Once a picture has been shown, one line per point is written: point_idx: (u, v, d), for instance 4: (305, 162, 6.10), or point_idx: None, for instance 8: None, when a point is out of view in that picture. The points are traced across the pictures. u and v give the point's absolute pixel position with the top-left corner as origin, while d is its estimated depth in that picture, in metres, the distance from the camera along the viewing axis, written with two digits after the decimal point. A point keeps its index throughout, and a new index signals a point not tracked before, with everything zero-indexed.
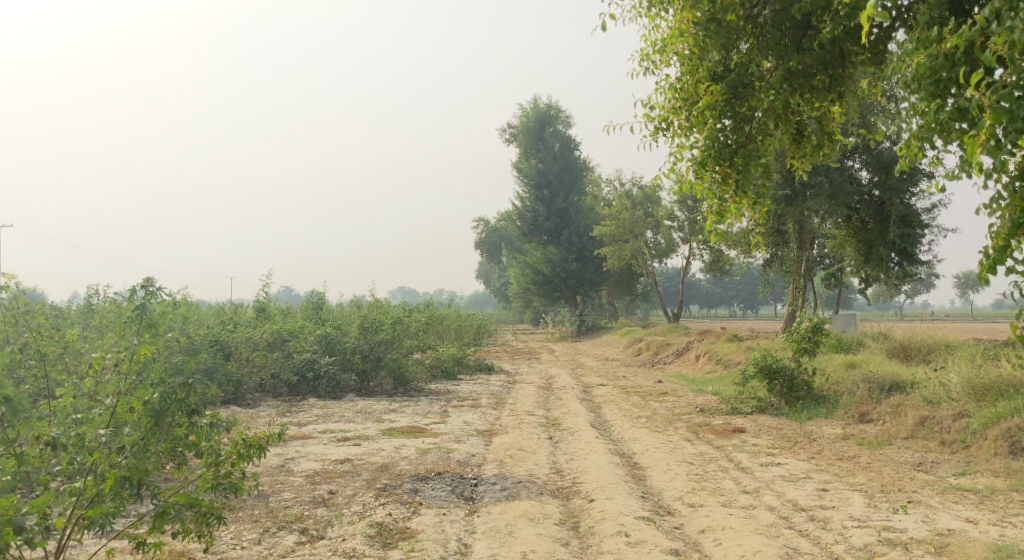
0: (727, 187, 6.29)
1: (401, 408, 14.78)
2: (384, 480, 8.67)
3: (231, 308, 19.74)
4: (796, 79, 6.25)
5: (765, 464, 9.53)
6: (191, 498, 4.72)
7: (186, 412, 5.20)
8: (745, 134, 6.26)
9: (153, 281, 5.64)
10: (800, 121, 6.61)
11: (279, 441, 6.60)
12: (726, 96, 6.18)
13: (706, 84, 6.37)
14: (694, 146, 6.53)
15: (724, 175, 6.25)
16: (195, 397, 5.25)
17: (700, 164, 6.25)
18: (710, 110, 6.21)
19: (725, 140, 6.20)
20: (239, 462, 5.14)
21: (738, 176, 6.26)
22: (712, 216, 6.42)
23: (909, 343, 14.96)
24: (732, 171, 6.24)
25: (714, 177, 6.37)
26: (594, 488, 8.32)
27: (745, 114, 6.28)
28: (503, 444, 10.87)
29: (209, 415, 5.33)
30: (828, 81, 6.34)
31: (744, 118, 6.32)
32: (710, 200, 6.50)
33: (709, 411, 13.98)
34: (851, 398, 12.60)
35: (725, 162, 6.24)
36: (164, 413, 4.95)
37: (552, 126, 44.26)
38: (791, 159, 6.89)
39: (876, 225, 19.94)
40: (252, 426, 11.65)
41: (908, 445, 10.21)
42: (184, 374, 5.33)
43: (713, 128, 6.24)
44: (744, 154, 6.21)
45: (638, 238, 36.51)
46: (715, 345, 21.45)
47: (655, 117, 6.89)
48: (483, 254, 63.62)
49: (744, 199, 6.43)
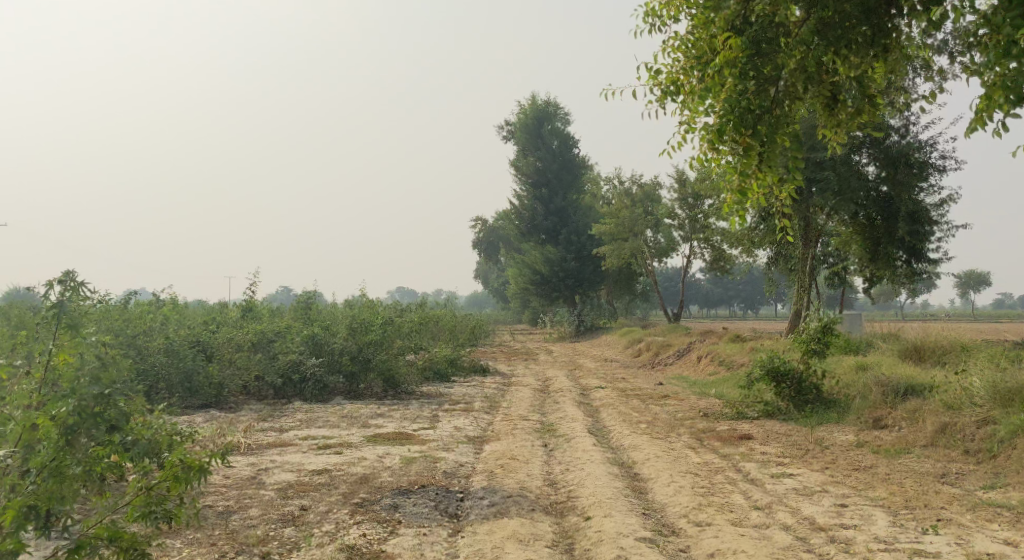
0: (749, 161, 5.48)
1: (389, 412, 14.04)
2: (362, 493, 7.96)
3: (217, 308, 18.96)
4: (831, 32, 5.60)
5: (776, 476, 8.81)
6: (113, 531, 4.17)
7: (106, 431, 4.91)
8: (769, 99, 5.51)
9: (73, 276, 5.17)
10: (835, 83, 5.86)
11: (224, 456, 6.04)
12: (749, 52, 5.53)
13: (724, 37, 5.56)
14: (707, 114, 5.71)
15: (746, 146, 5.45)
16: (117, 412, 4.98)
17: (717, 134, 5.48)
18: (730, 67, 5.52)
19: (747, 103, 5.43)
20: (174, 486, 4.63)
21: (761, 147, 5.49)
22: (732, 200, 5.52)
23: (922, 344, 14.26)
24: (755, 141, 5.46)
25: (732, 150, 5.59)
26: (591, 503, 7.60)
27: (769, 74, 5.57)
28: (494, 453, 10.15)
29: (134, 432, 5.05)
30: (871, 34, 5.66)
31: (768, 81, 5.61)
32: (729, 178, 5.66)
33: (713, 416, 13.25)
34: (864, 403, 11.89)
35: (747, 130, 5.46)
36: (76, 431, 4.60)
37: (551, 123, 43.43)
38: (822, 131, 6.09)
39: (883, 221, 19.16)
40: (227, 433, 10.88)
41: (929, 453, 9.52)
42: (105, 384, 4.95)
43: (732, 90, 5.49)
44: (769, 121, 5.47)
45: (638, 237, 35.77)
46: (719, 345, 20.77)
47: (662, 81, 6.14)
48: (482, 254, 62.78)
49: (768, 176, 5.58)
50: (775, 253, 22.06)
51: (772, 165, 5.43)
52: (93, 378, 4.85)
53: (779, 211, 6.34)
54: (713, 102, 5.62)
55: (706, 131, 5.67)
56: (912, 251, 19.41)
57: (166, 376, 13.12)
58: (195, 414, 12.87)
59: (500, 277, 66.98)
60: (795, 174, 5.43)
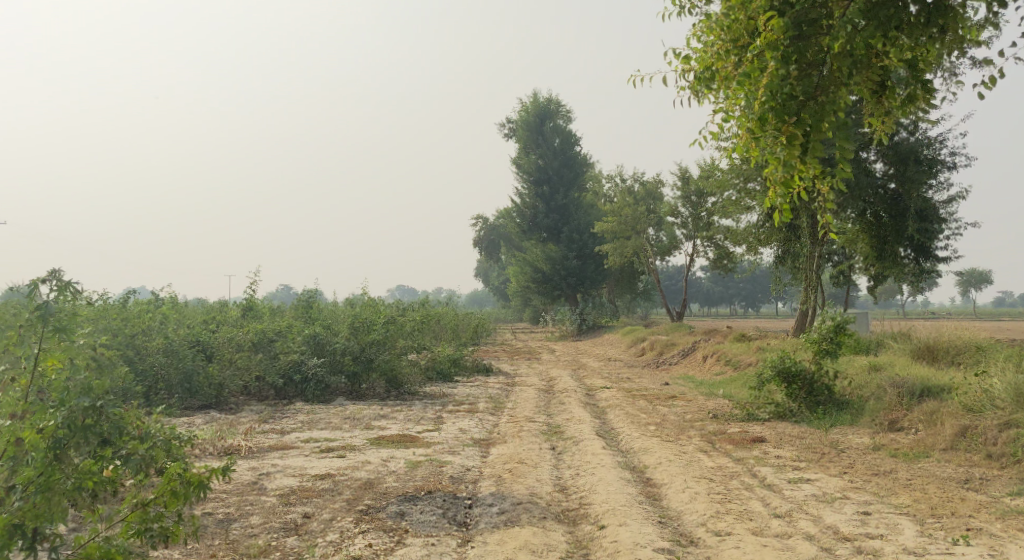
0: (792, 151, 5.05)
1: (392, 413, 13.74)
2: (367, 500, 7.69)
3: (217, 307, 18.66)
4: (881, 11, 5.09)
5: (794, 481, 8.53)
6: (106, 551, 3.99)
7: (97, 443, 4.68)
8: (812, 84, 5.09)
9: (60, 275, 4.88)
10: (884, 68, 5.35)
11: (224, 472, 5.77)
12: (791, 33, 5.08)
13: (764, 18, 5.15)
14: (744, 101, 5.28)
15: (789, 135, 5.03)
16: (108, 423, 4.73)
17: (759, 122, 5.04)
18: (771, 50, 5.06)
19: (791, 88, 5.00)
20: (172, 503, 4.37)
21: (805, 136, 5.06)
22: (772, 196, 5.12)
23: (935, 344, 13.98)
24: (799, 130, 5.03)
25: (774, 139, 5.16)
26: (604, 511, 7.33)
27: (811, 59, 5.14)
28: (501, 457, 9.86)
29: (125, 443, 4.80)
30: (925, 14, 5.13)
31: (811, 66, 5.18)
32: (771, 170, 5.23)
33: (723, 417, 12.97)
34: (878, 404, 11.63)
35: (790, 118, 5.05)
36: (63, 444, 4.40)
37: (552, 120, 43.07)
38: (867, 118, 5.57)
39: (891, 219, 18.82)
40: (226, 435, 10.60)
41: (949, 458, 9.26)
42: (95, 393, 4.70)
43: (774, 74, 5.05)
44: (814, 108, 5.03)
45: (641, 235, 35.49)
46: (724, 345, 20.47)
47: (696, 67, 5.73)
48: (482, 252, 62.50)
49: (811, 168, 5.16)
50: (780, 251, 21.73)
51: (817, 155, 5.00)
52: (83, 386, 4.62)
53: (822, 205, 5.91)
54: (751, 87, 5.19)
55: (744, 120, 5.26)
56: (919, 248, 19.16)
57: (166, 377, 12.88)
58: (195, 416, 12.58)
59: (501, 275, 66.76)
60: (841, 165, 4.99)
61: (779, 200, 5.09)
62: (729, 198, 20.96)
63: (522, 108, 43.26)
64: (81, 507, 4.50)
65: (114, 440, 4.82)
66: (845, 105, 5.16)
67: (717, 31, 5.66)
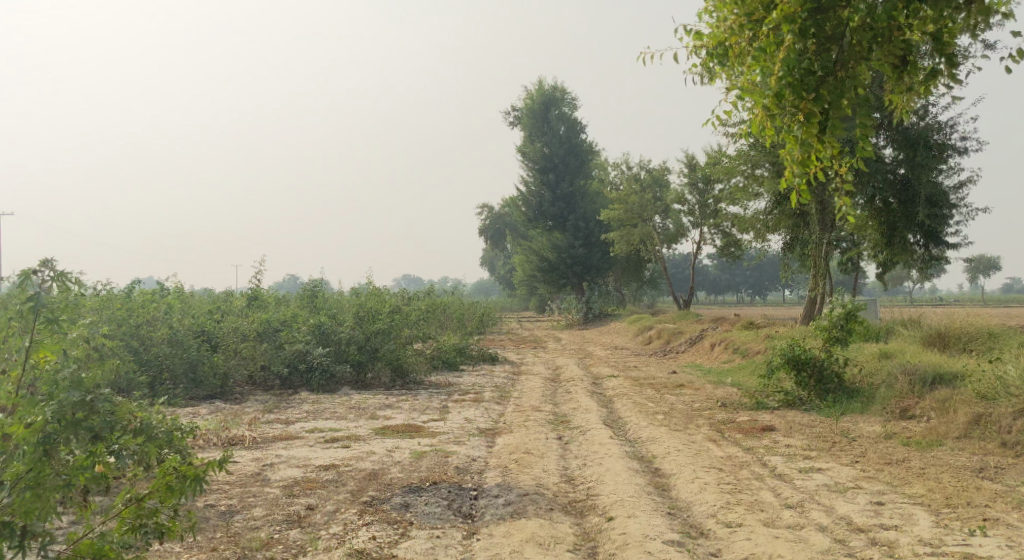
0: (810, 129, 4.80)
1: (398, 403, 13.63)
2: (371, 491, 7.58)
3: (222, 297, 18.58)
4: None
5: (805, 471, 8.39)
6: (98, 548, 3.90)
7: (89, 439, 4.60)
8: (831, 60, 4.86)
9: (52, 264, 4.76)
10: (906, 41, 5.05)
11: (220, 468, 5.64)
12: (809, 5, 4.83)
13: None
14: (757, 78, 5.02)
15: (807, 112, 4.77)
16: (100, 419, 4.64)
17: (776, 99, 4.78)
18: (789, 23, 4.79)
19: (809, 63, 4.75)
20: (168, 498, 4.27)
21: (824, 114, 4.79)
22: (790, 176, 4.99)
23: (947, 331, 13.79)
24: (817, 107, 4.77)
25: (791, 116, 4.91)
26: (612, 503, 7.19)
27: (830, 33, 4.87)
28: (508, 447, 9.73)
29: (116, 439, 4.71)
30: None
31: (831, 40, 4.90)
32: (789, 151, 4.98)
33: (732, 405, 12.83)
34: (889, 392, 11.48)
35: (809, 94, 4.79)
36: (53, 439, 4.33)
37: (557, 108, 42.79)
38: (889, 96, 5.28)
39: (900, 205, 18.56)
40: (231, 426, 10.51)
41: (963, 446, 9.11)
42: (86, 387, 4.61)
43: (790, 48, 4.78)
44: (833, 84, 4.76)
45: (647, 222, 35.26)
46: (732, 333, 20.32)
47: (708, 42, 5.45)
48: (488, 240, 62.28)
49: (830, 147, 5.02)
50: (789, 238, 21.50)
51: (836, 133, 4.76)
52: (74, 379, 4.52)
53: (839, 187, 5.65)
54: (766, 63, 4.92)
55: (759, 97, 5.00)
56: (928, 234, 18.93)
57: (171, 366, 12.78)
58: (199, 406, 12.49)
59: (507, 264, 66.66)
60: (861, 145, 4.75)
61: (798, 179, 4.95)
62: (736, 184, 20.74)
63: (527, 96, 43.02)
64: (73, 503, 4.42)
65: (105, 437, 4.74)
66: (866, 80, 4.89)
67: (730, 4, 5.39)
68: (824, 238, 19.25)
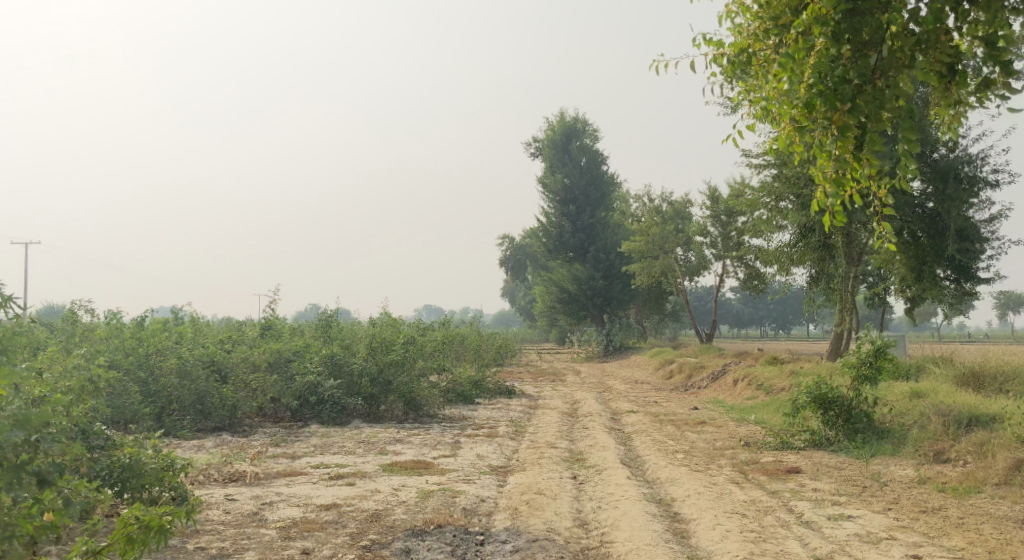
0: (844, 142, 4.40)
1: (409, 437, 13.23)
2: (372, 534, 7.17)
3: (236, 326, 18.34)
4: None
5: (834, 519, 7.86)
6: None
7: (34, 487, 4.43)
8: (868, 67, 4.42)
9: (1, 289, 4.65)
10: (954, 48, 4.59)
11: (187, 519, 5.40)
12: (844, 7, 4.43)
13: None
14: (787, 89, 4.66)
15: (841, 125, 4.37)
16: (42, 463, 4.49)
17: (806, 109, 4.41)
18: (820, 26, 4.43)
19: (843, 72, 4.38)
20: (131, 549, 4.08)
21: (861, 127, 4.39)
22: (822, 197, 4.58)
23: (980, 370, 13.18)
24: (853, 119, 4.37)
25: (823, 130, 4.53)
26: (627, 551, 6.72)
27: (868, 39, 4.48)
28: (519, 487, 9.27)
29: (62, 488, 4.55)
30: None
31: (869, 48, 4.50)
32: (822, 167, 4.57)
33: (755, 445, 12.29)
34: (922, 434, 10.90)
35: (844, 104, 4.40)
36: None
37: (578, 140, 42.69)
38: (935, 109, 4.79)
39: (930, 239, 17.94)
40: (234, 460, 10.15)
41: (1004, 494, 8.54)
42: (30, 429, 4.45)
43: (824, 54, 4.43)
44: (870, 93, 4.37)
45: (669, 255, 34.78)
46: (755, 368, 19.73)
47: (732, 49, 5.12)
48: (509, 272, 61.98)
49: (866, 165, 4.63)
50: (814, 271, 20.92)
51: (874, 148, 4.35)
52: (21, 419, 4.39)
53: (878, 209, 5.18)
54: (797, 72, 4.55)
55: (787, 108, 4.65)
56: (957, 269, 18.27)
57: (178, 397, 12.50)
58: (205, 439, 12.16)
59: (527, 296, 66.47)
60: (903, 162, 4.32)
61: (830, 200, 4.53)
62: (759, 216, 20.25)
63: (549, 127, 43.03)
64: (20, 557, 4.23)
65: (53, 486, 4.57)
66: (908, 91, 4.45)
67: (754, 8, 5.04)
68: (851, 272, 18.62)
